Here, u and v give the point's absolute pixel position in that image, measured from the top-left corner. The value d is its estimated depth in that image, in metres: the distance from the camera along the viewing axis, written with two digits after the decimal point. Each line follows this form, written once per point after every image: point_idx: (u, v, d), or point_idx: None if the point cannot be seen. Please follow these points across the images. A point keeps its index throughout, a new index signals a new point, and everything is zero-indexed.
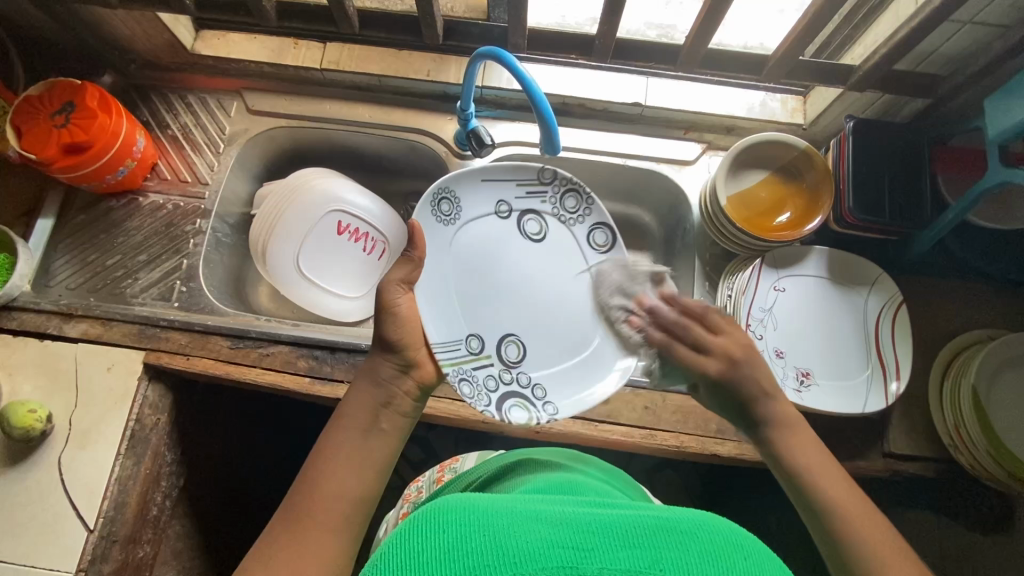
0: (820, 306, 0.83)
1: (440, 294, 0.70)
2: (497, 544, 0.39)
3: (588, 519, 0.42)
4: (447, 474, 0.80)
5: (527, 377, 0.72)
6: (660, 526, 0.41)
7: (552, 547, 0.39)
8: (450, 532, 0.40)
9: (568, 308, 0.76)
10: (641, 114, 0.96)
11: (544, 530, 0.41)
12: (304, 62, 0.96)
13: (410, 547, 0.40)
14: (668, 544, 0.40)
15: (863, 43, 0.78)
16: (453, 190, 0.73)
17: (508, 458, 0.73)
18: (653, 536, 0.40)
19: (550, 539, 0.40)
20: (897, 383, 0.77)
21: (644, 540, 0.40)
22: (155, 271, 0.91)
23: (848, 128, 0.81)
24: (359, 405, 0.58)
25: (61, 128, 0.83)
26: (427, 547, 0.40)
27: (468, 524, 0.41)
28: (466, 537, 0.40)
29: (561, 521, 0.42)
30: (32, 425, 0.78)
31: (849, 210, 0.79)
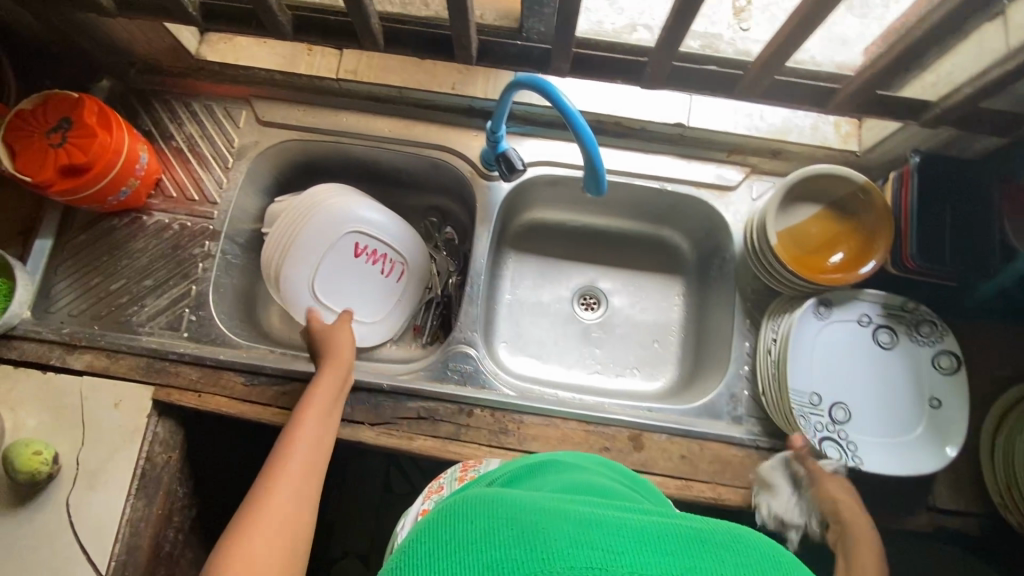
0: (874, 355, 0.78)
1: (833, 383, 0.77)
2: (524, 537, 0.36)
3: (624, 523, 0.38)
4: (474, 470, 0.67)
5: (847, 433, 0.75)
6: (699, 539, 0.37)
7: (579, 547, 0.35)
8: (475, 525, 0.37)
9: (877, 376, 0.77)
10: (682, 135, 0.90)
11: (571, 527, 0.37)
12: (318, 71, 0.89)
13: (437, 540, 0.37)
14: (702, 554, 0.36)
15: (938, 73, 0.71)
16: (831, 298, 0.78)
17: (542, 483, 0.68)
18: (687, 548, 0.36)
19: (582, 540, 0.35)
20: (952, 444, 0.73)
21: (679, 547, 0.36)
22: (162, 297, 0.86)
23: (912, 165, 0.75)
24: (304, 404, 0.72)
25: (58, 147, 0.76)
26: (451, 539, 0.37)
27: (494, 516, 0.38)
28: (489, 531, 0.37)
29: (594, 517, 0.38)
30: (38, 468, 0.74)
31: (910, 255, 0.74)
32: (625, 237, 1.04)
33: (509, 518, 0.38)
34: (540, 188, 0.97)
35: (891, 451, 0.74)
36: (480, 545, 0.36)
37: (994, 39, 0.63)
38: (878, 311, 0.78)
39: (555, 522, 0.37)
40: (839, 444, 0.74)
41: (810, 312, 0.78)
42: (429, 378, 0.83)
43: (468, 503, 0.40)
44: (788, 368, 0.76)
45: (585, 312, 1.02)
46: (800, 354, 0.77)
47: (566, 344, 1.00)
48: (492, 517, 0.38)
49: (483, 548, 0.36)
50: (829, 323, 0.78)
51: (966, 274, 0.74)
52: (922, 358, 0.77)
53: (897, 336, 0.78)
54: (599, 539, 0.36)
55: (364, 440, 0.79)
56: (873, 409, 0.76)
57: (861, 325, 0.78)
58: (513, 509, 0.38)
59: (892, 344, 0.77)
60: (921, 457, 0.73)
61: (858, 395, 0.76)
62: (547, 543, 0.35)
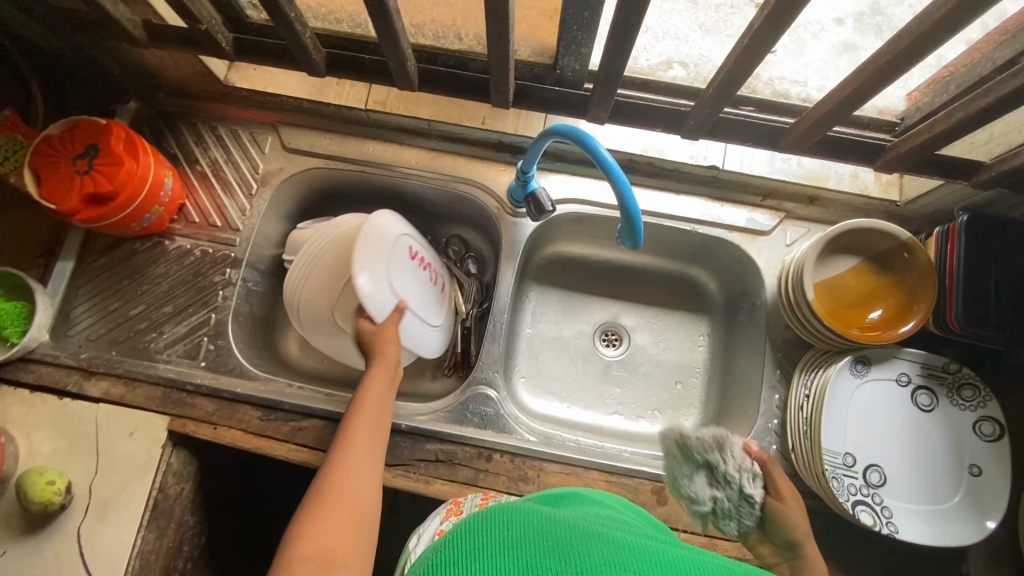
0: (913, 419, 0.75)
1: (867, 445, 0.74)
2: (559, 551, 0.37)
3: (651, 549, 0.39)
4: None
5: (881, 498, 0.71)
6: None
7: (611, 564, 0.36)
8: (514, 531, 0.40)
9: (911, 442, 0.74)
10: (716, 177, 0.87)
11: (604, 546, 0.38)
12: (347, 101, 0.88)
13: (474, 541, 0.39)
14: None
15: (993, 131, 0.68)
16: (870, 355, 0.75)
17: None
18: None
19: (611, 559, 0.36)
20: (993, 517, 0.70)
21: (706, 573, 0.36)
22: (181, 325, 0.85)
23: (959, 223, 0.72)
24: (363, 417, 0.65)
25: (84, 175, 0.75)
26: (491, 540, 0.39)
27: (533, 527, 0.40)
28: (525, 538, 0.39)
29: (626, 542, 0.39)
30: (51, 499, 0.73)
31: (954, 318, 0.71)
32: (650, 274, 1.02)
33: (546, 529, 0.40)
34: (566, 224, 0.95)
35: (927, 517, 0.71)
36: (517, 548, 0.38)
37: None
38: (919, 370, 0.75)
39: (586, 539, 0.39)
40: (873, 509, 0.71)
41: (847, 368, 0.75)
42: (448, 419, 0.81)
43: (508, 513, 0.42)
44: (823, 430, 0.73)
45: (607, 348, 0.99)
46: (834, 415, 0.74)
47: (586, 382, 0.98)
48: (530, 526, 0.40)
49: (519, 549, 0.38)
50: (867, 380, 0.75)
51: (1016, 342, 0.70)
52: (964, 420, 0.74)
53: (937, 397, 0.75)
54: (630, 560, 0.37)
55: None
56: (907, 476, 0.73)
57: (899, 383, 0.75)
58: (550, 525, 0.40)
59: (931, 412, 0.75)
60: (959, 525, 0.70)
61: (894, 457, 0.73)
62: (580, 555, 0.37)
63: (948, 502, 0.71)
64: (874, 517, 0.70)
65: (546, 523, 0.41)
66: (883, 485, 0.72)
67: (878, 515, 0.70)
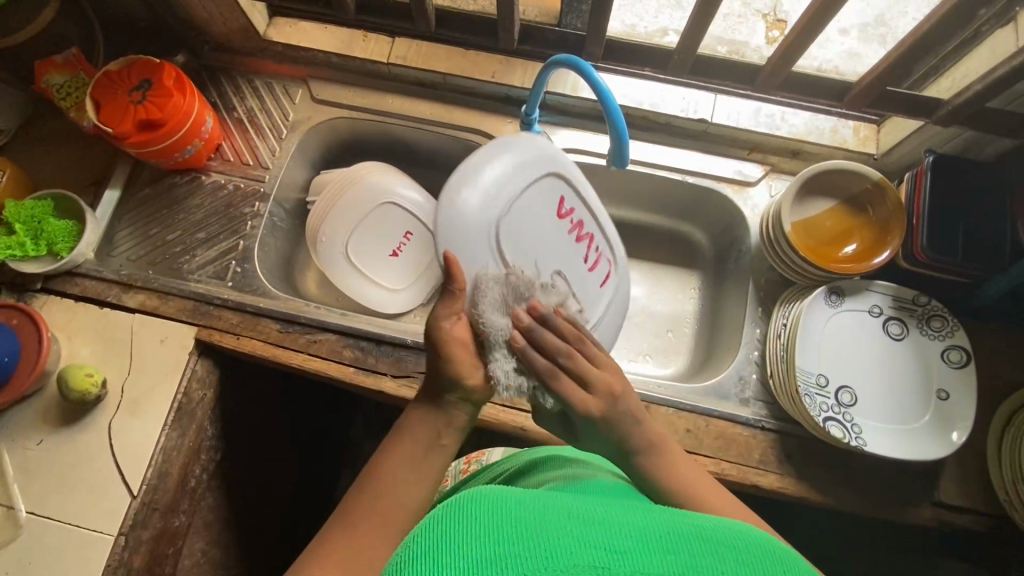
0: (883, 347, 0.80)
1: (838, 369, 0.79)
2: (530, 534, 0.37)
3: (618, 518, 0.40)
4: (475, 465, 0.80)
5: (851, 417, 0.76)
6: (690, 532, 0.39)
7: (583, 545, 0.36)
8: (484, 517, 0.38)
9: (881, 368, 0.79)
10: (705, 131, 0.94)
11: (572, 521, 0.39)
12: (371, 56, 0.97)
13: (446, 533, 0.38)
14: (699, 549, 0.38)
15: (954, 77, 0.75)
16: (843, 288, 0.81)
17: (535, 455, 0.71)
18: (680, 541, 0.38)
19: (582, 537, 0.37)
20: (958, 433, 0.74)
21: (677, 545, 0.38)
22: (212, 249, 0.93)
23: (927, 163, 0.78)
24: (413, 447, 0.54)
25: (138, 104, 0.85)
26: (464, 532, 0.37)
27: (500, 511, 0.39)
28: (495, 527, 0.38)
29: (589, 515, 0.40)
30: (88, 389, 0.81)
31: (921, 247, 0.76)
32: (648, 229, 1.08)
33: (515, 511, 0.39)
34: None
35: (897, 434, 0.75)
36: (490, 536, 0.37)
37: (1005, 41, 0.67)
38: (890, 302, 0.81)
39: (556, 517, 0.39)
40: (843, 426, 0.75)
41: (821, 299, 0.80)
42: None
43: (476, 493, 0.41)
44: (796, 352, 0.78)
45: None
46: (808, 339, 0.79)
47: None
48: (501, 507, 0.39)
49: (492, 537, 0.37)
50: (841, 311, 0.80)
51: (978, 270, 0.75)
52: (933, 347, 0.79)
53: (907, 328, 0.80)
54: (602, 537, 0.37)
55: (385, 390, 0.84)
56: (876, 398, 0.77)
57: (869, 315, 0.81)
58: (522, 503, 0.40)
59: (901, 342, 0.80)
60: (929, 441, 0.74)
61: (867, 380, 0.78)
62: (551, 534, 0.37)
63: (916, 422, 0.76)
64: (843, 431, 0.74)
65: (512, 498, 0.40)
66: (854, 406, 0.77)
67: (847, 429, 0.74)
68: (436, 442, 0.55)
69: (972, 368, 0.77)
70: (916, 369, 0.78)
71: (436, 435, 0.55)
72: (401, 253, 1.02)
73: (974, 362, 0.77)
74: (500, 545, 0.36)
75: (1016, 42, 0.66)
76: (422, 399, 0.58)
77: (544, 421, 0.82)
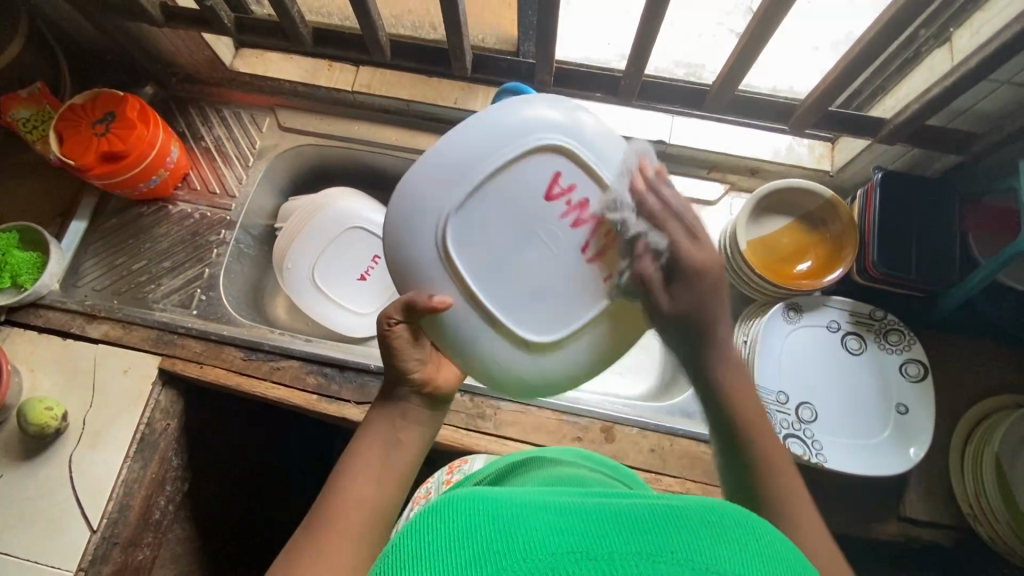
0: (841, 363, 0.80)
1: (798, 384, 0.79)
2: (503, 532, 0.33)
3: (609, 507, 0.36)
4: (457, 474, 0.74)
5: (812, 433, 0.76)
6: (680, 518, 0.34)
7: (561, 535, 0.33)
8: (452, 521, 0.34)
9: (840, 384, 0.79)
10: (664, 152, 0.95)
11: (557, 514, 0.35)
12: (336, 84, 1.00)
13: (415, 538, 0.34)
14: (692, 534, 0.33)
15: (895, 96, 0.78)
16: (802, 305, 0.82)
17: (514, 459, 0.70)
18: (671, 527, 0.33)
19: (559, 528, 0.33)
20: (915, 449, 0.74)
21: (667, 529, 0.33)
22: (178, 278, 0.94)
23: (876, 180, 0.80)
24: (373, 439, 0.52)
25: (101, 136, 0.86)
26: (431, 535, 0.34)
27: (472, 509, 0.35)
28: (467, 528, 0.34)
29: (571, 509, 0.36)
30: (48, 422, 0.80)
31: (872, 263, 0.78)
32: None
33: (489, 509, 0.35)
34: None
35: (859, 449, 0.75)
36: (462, 540, 0.33)
37: (940, 61, 0.70)
38: (847, 317, 0.81)
39: (537, 512, 0.35)
40: (802, 441, 0.75)
41: (779, 316, 0.81)
42: None
43: (454, 493, 0.37)
44: (755, 368, 0.78)
45: None
46: (767, 356, 0.79)
47: None
48: (478, 507, 0.35)
49: (465, 537, 0.33)
50: (799, 327, 0.81)
51: (930, 284, 0.77)
52: (891, 358, 0.79)
53: (866, 342, 0.81)
54: (586, 525, 0.33)
55: (348, 417, 0.83)
56: (837, 413, 0.78)
57: (827, 330, 0.81)
58: (499, 501, 0.36)
59: (862, 357, 0.80)
60: (889, 455, 0.75)
61: (827, 395, 0.79)
62: (526, 531, 0.33)
63: (876, 439, 0.76)
64: (802, 447, 0.75)
65: (491, 499, 0.36)
66: (814, 422, 0.77)
67: (806, 445, 0.74)
68: (401, 436, 0.53)
69: (929, 379, 0.77)
70: (876, 384, 0.79)
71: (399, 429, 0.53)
72: (369, 277, 1.03)
73: (929, 372, 0.77)
74: (474, 548, 0.32)
75: (950, 62, 0.69)
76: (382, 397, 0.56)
77: (508, 445, 0.81)
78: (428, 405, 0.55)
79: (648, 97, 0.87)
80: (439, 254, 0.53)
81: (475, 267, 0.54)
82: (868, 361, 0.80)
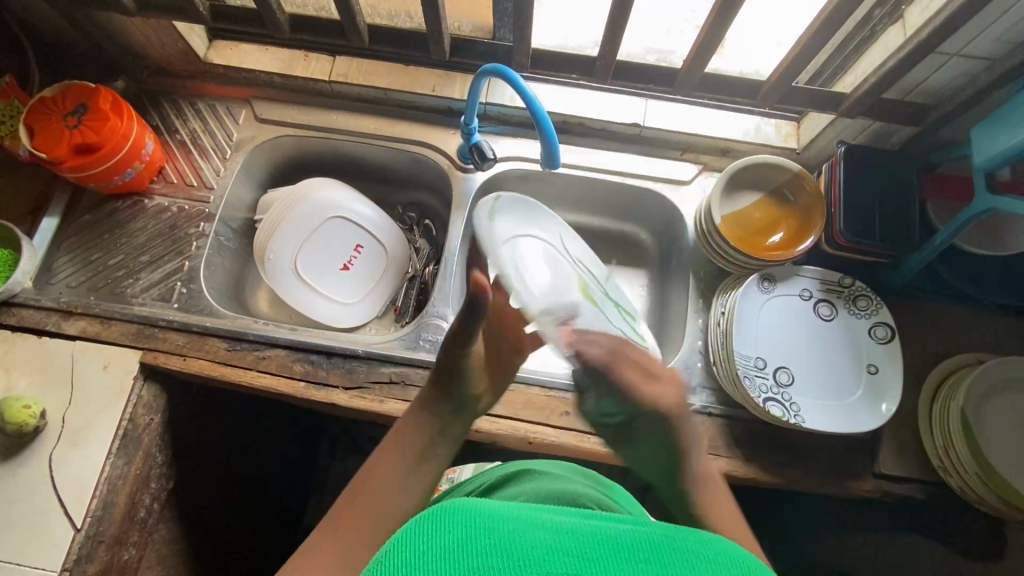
0: (814, 329, 0.84)
1: (775, 351, 0.82)
2: (500, 547, 0.37)
3: (597, 529, 0.40)
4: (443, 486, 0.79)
5: (790, 397, 0.79)
6: (664, 540, 0.38)
7: (554, 555, 0.37)
8: (453, 534, 0.39)
9: (814, 350, 0.83)
10: (639, 134, 0.98)
11: (548, 535, 0.39)
12: (312, 74, 0.99)
13: (417, 546, 0.38)
14: (673, 557, 0.37)
15: (854, 72, 0.83)
16: (776, 276, 0.85)
17: (506, 469, 0.72)
18: (653, 549, 0.38)
19: (552, 548, 0.37)
20: (887, 405, 0.78)
21: (648, 551, 0.37)
22: (157, 271, 0.92)
23: (840, 153, 0.84)
24: (412, 429, 0.58)
25: (73, 128, 0.84)
26: (433, 545, 0.38)
27: (472, 526, 0.39)
28: (467, 544, 0.38)
29: (564, 527, 0.40)
30: (26, 420, 0.78)
31: (839, 232, 0.81)
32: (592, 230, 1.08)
33: (487, 524, 0.39)
34: (513, 184, 1.02)
35: (835, 408, 0.79)
36: (462, 553, 0.37)
37: (894, 36, 0.74)
38: (818, 285, 0.85)
39: (531, 533, 0.39)
40: (780, 404, 0.78)
41: (755, 286, 0.84)
42: (401, 347, 0.89)
43: (455, 503, 0.41)
44: (734, 337, 0.81)
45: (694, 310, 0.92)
46: (744, 325, 0.82)
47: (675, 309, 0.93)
48: (475, 522, 0.39)
49: (462, 553, 0.37)
50: (774, 299, 0.85)
51: (895, 249, 0.80)
52: (861, 321, 0.83)
53: (836, 308, 0.84)
54: (575, 548, 0.38)
55: (337, 402, 0.83)
56: (813, 377, 0.81)
57: (800, 300, 0.85)
58: (496, 520, 0.40)
59: (834, 325, 0.84)
60: (864, 412, 0.78)
61: (804, 361, 0.82)
62: (521, 549, 0.37)
63: (849, 399, 0.79)
64: (781, 409, 0.78)
65: (489, 516, 0.40)
66: (791, 385, 0.81)
67: (784, 407, 0.77)
68: (436, 445, 0.58)
69: (897, 339, 0.81)
70: (848, 348, 0.82)
71: (434, 432, 0.59)
72: (352, 267, 1.02)
73: (896, 334, 0.81)
74: (474, 560, 0.37)
75: (904, 36, 0.73)
76: (428, 394, 0.62)
77: (498, 422, 0.82)
78: (461, 417, 0.62)
79: (622, 79, 0.90)
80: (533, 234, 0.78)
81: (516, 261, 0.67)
82: (839, 329, 0.84)
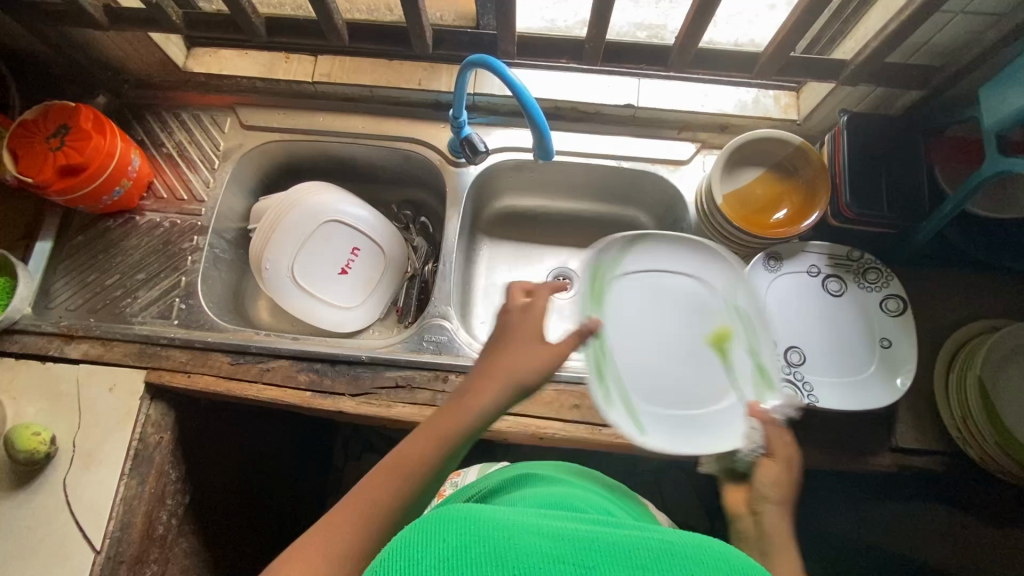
0: (822, 305, 0.82)
1: (785, 331, 0.81)
2: (496, 557, 0.35)
3: (593, 536, 0.38)
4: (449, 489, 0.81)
5: (802, 376, 0.78)
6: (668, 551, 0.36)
7: (551, 563, 0.35)
8: (450, 541, 0.36)
9: (826, 327, 0.81)
10: (634, 116, 0.96)
11: (541, 541, 0.37)
12: (295, 76, 0.97)
13: (410, 556, 0.35)
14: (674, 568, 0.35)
15: (854, 37, 0.80)
16: (780, 254, 0.83)
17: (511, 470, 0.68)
18: (655, 558, 0.35)
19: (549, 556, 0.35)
20: (903, 378, 0.76)
21: (647, 560, 0.35)
22: (154, 289, 0.92)
23: (842, 122, 0.81)
24: (447, 416, 0.50)
25: (56, 150, 0.83)
26: (427, 555, 0.35)
27: (469, 533, 0.37)
28: (461, 555, 0.35)
29: (562, 533, 0.38)
30: (36, 448, 0.79)
31: (846, 205, 0.79)
32: (592, 217, 1.10)
33: (485, 533, 0.37)
34: (508, 174, 1.03)
35: (849, 386, 0.77)
36: (457, 565, 0.35)
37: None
38: (826, 260, 0.83)
39: (529, 541, 0.37)
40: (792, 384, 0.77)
41: (759, 265, 0.83)
42: (405, 350, 0.87)
43: (446, 509, 0.39)
44: None
45: (767, 265, 0.83)
46: None
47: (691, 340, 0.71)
48: (474, 530, 0.37)
49: (458, 564, 0.35)
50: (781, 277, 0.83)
51: (903, 220, 0.78)
52: (869, 296, 0.81)
53: (845, 283, 0.83)
54: (568, 554, 0.36)
55: (344, 410, 0.83)
56: (826, 355, 0.79)
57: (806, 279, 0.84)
58: (492, 528, 0.37)
59: (848, 302, 0.82)
60: (884, 388, 0.76)
61: (817, 337, 0.80)
62: (517, 556, 0.35)
63: (864, 375, 0.77)
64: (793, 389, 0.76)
65: (480, 518, 0.38)
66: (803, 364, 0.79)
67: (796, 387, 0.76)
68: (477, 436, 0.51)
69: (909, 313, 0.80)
70: (861, 322, 0.81)
71: (460, 440, 0.50)
72: (350, 270, 1.01)
73: (908, 307, 0.79)
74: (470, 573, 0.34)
75: None
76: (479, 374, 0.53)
77: (508, 420, 0.81)
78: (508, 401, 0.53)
79: (613, 61, 0.87)
80: (624, 276, 0.73)
81: (617, 293, 0.72)
82: (850, 305, 0.82)
